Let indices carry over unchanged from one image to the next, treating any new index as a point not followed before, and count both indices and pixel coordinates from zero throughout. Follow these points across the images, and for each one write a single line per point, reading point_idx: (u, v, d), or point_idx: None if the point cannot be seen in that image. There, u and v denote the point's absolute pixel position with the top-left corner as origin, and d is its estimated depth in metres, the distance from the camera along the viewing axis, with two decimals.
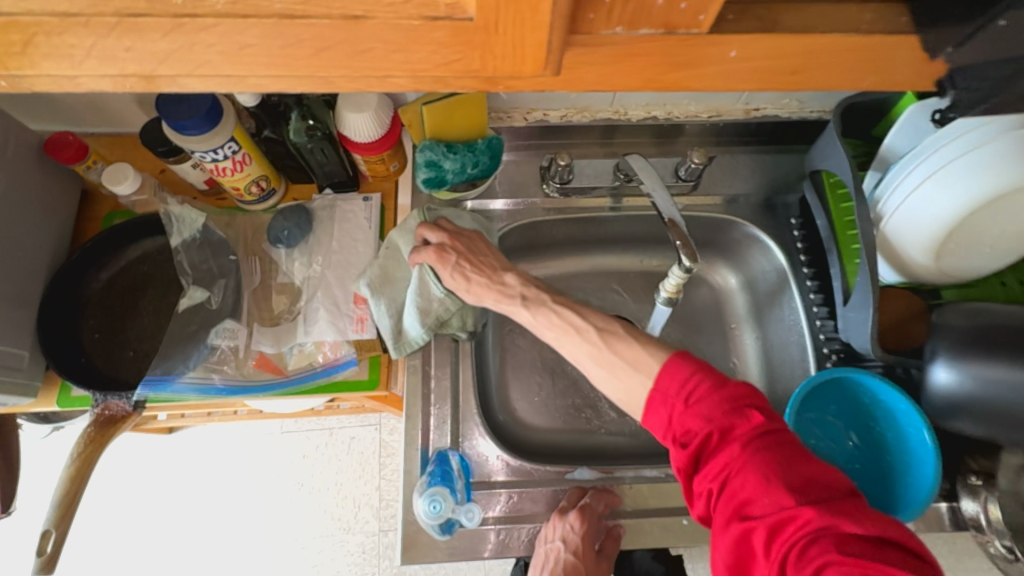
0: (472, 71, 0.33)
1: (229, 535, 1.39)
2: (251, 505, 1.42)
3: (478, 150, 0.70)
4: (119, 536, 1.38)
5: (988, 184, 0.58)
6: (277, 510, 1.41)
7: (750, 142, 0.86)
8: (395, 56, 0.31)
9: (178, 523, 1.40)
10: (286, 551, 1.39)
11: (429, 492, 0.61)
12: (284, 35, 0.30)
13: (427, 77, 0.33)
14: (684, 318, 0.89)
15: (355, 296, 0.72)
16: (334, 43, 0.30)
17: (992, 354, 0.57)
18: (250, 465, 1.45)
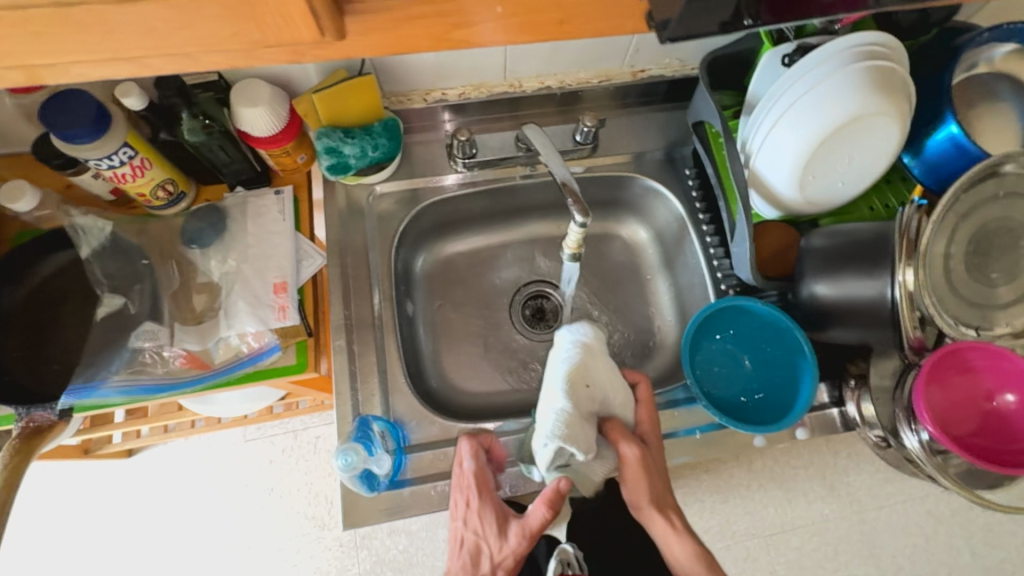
0: (256, 39, 0.40)
1: (202, 548, 1.39)
2: (222, 516, 1.42)
3: (375, 133, 0.74)
4: (90, 564, 1.38)
5: (830, 117, 0.65)
6: (248, 516, 1.42)
7: (643, 103, 0.91)
8: (181, 33, 0.38)
9: (148, 544, 1.39)
10: (262, 556, 1.40)
11: (343, 448, 0.63)
12: (66, 23, 0.36)
13: (224, 50, 0.40)
14: (603, 274, 0.95)
15: (274, 286, 0.74)
16: (116, 24, 0.36)
17: (848, 268, 0.64)
18: (216, 477, 1.44)
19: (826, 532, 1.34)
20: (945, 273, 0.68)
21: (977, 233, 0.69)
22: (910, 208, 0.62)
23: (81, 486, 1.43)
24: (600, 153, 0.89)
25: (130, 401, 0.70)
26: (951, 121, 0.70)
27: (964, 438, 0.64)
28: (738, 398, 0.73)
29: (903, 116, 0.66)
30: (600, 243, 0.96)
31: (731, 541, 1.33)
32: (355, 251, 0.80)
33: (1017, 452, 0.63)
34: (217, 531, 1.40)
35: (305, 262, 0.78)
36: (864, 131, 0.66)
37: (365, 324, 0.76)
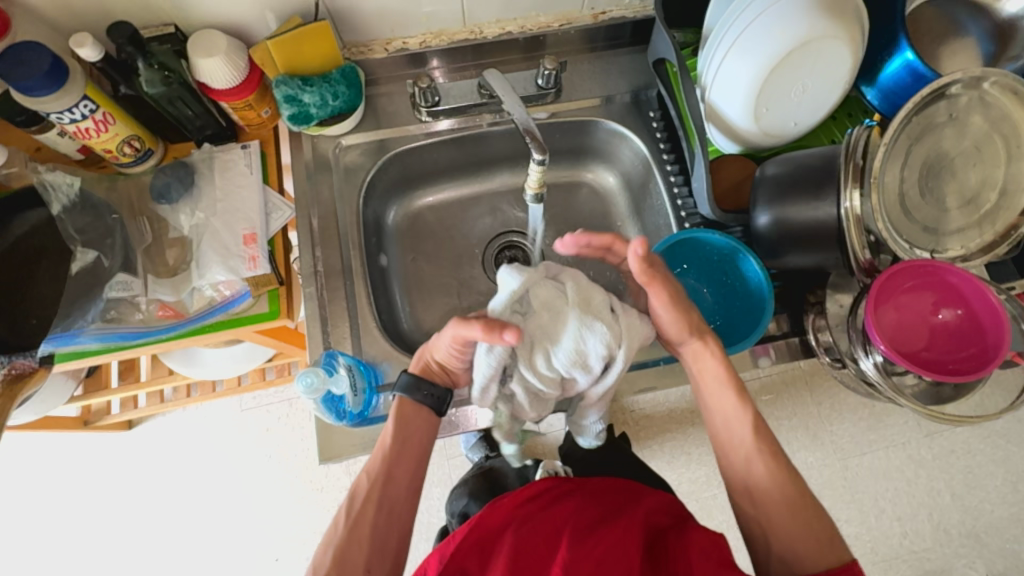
0: None
1: (204, 512, 1.44)
2: (222, 481, 1.46)
3: (334, 81, 0.75)
4: (99, 528, 1.44)
5: (780, 43, 0.65)
6: (247, 480, 1.45)
7: (606, 46, 0.91)
8: None
9: (153, 511, 1.44)
10: (262, 521, 1.43)
11: (304, 370, 0.65)
12: None
13: None
14: (573, 222, 0.96)
15: (244, 238, 0.76)
16: None
17: (798, 193, 0.66)
18: (214, 444, 1.48)
19: (810, 478, 1.36)
20: (898, 196, 0.69)
21: (929, 157, 0.70)
22: (859, 129, 0.63)
23: (85, 458, 1.48)
24: (565, 99, 0.89)
25: (109, 351, 0.73)
26: (906, 46, 0.70)
27: (916, 355, 0.66)
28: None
29: (853, 40, 0.66)
30: (568, 192, 0.97)
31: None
32: (324, 203, 0.82)
33: (964, 360, 0.66)
34: (218, 495, 1.45)
35: (274, 214, 0.80)
36: (815, 56, 0.67)
37: (335, 273, 0.79)
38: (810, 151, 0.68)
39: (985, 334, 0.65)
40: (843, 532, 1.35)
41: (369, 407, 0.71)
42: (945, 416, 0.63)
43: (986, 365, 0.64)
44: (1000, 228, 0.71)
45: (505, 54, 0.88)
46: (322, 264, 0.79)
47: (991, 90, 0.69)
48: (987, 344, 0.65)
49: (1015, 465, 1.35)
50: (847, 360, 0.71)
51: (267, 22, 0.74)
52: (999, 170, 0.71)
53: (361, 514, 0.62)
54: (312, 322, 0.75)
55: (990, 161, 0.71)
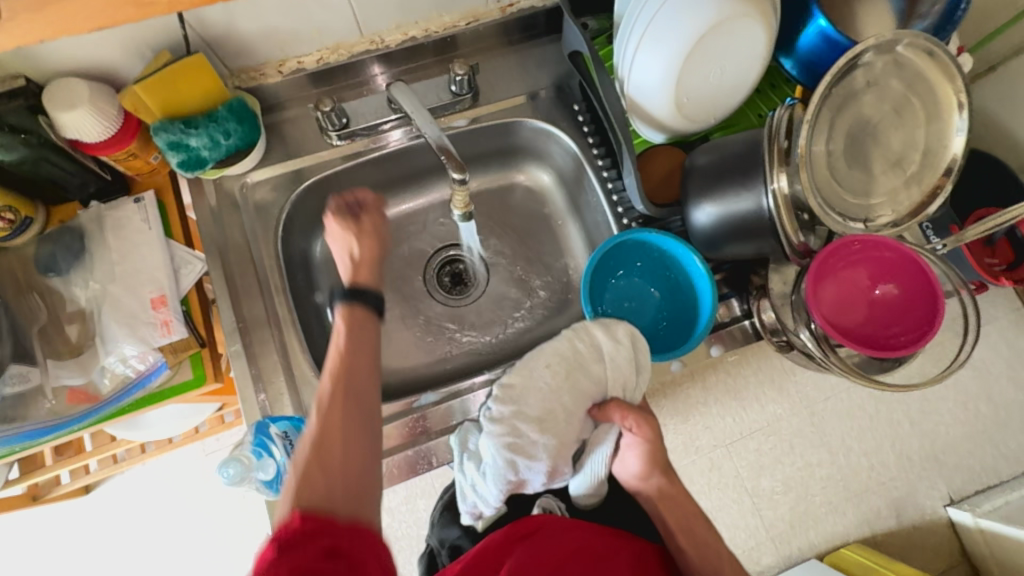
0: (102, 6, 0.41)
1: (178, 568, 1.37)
2: (195, 529, 1.39)
3: (221, 118, 0.67)
4: None
5: (689, 28, 0.62)
6: (221, 525, 1.39)
7: (520, 39, 0.86)
8: None
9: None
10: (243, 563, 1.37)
11: (224, 461, 0.62)
12: None
13: None
14: (512, 225, 0.93)
15: (152, 302, 0.69)
16: None
17: (727, 181, 0.64)
18: (180, 493, 1.41)
19: (780, 430, 1.31)
20: (826, 170, 0.69)
21: (852, 126, 0.69)
22: (780, 110, 0.62)
23: (41, 531, 1.39)
24: (484, 101, 0.84)
25: (18, 450, 0.67)
26: (818, 13, 0.68)
27: (857, 330, 0.66)
28: (644, 329, 0.74)
29: (765, 15, 0.64)
30: (503, 196, 0.93)
31: (696, 456, 1.28)
32: (237, 249, 0.75)
33: (900, 334, 0.66)
34: (190, 548, 1.38)
35: (184, 269, 0.73)
36: (728, 38, 0.64)
37: (261, 324, 0.73)
38: (735, 137, 0.66)
39: (919, 307, 0.65)
40: (817, 476, 1.31)
41: None
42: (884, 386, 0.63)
43: (919, 339, 0.64)
44: (926, 189, 0.71)
45: (413, 61, 0.82)
46: (244, 316, 0.73)
47: (904, 53, 0.68)
48: (921, 317, 0.65)
49: (965, 389, 1.38)
50: (791, 337, 0.70)
51: (136, 61, 0.66)
52: (920, 131, 0.71)
53: (307, 479, 0.48)
54: (244, 382, 0.70)
55: (911, 123, 0.70)
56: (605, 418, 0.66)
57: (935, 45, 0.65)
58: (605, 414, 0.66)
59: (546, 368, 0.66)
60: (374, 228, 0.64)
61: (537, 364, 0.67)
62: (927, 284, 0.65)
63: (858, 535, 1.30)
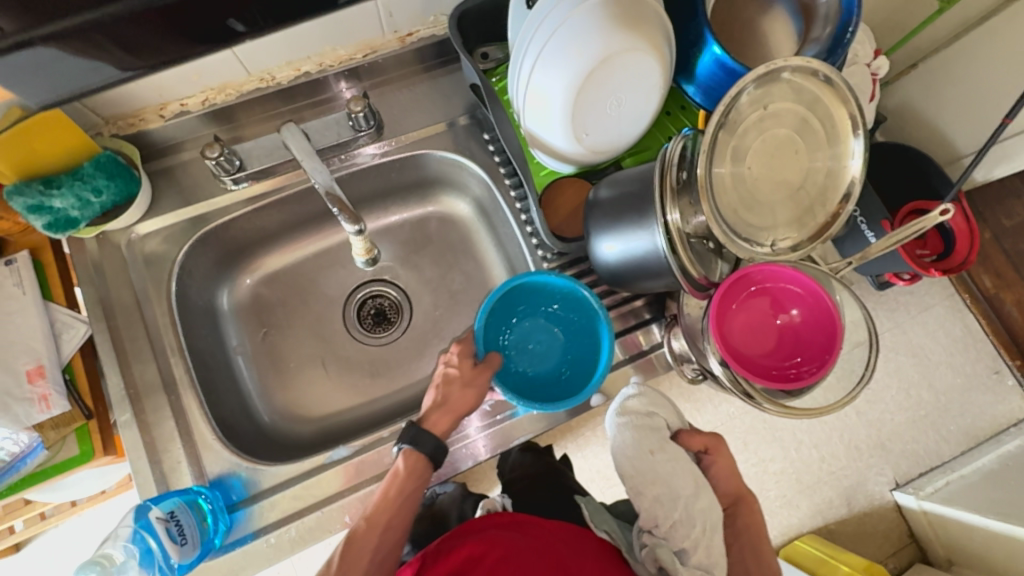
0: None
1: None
2: None
3: (87, 175, 0.62)
4: None
5: (576, 64, 0.61)
6: None
7: (423, 69, 0.83)
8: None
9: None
10: None
11: (125, 542, 0.59)
12: None
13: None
14: (436, 255, 0.90)
15: (29, 374, 0.64)
16: None
17: (626, 220, 0.63)
18: None
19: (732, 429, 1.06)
20: (735, 199, 0.67)
21: (755, 154, 0.69)
22: (673, 141, 0.62)
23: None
24: (391, 134, 0.81)
25: None
26: (711, 41, 0.66)
27: (760, 359, 0.67)
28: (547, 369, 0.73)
29: (655, 47, 0.63)
30: (421, 227, 0.90)
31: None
32: (124, 309, 0.70)
33: (802, 364, 0.67)
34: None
35: (66, 335, 0.68)
36: (619, 71, 0.63)
37: (155, 389, 0.68)
38: (635, 170, 0.66)
39: (819, 338, 0.67)
40: (770, 472, 1.06)
41: (222, 535, 0.64)
42: (788, 410, 0.64)
43: (809, 374, 0.66)
44: (829, 210, 0.71)
45: (315, 94, 0.79)
46: (135, 382, 0.68)
47: (795, 78, 0.68)
48: (821, 347, 0.66)
49: (980, 378, 1.08)
50: (703, 367, 0.71)
51: None
52: (818, 156, 0.71)
53: None
54: (136, 453, 0.65)
55: (808, 146, 0.71)
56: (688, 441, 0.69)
57: (827, 71, 0.66)
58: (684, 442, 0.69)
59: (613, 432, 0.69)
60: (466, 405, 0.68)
61: (622, 438, 0.66)
62: (830, 321, 0.66)
63: (813, 526, 1.06)
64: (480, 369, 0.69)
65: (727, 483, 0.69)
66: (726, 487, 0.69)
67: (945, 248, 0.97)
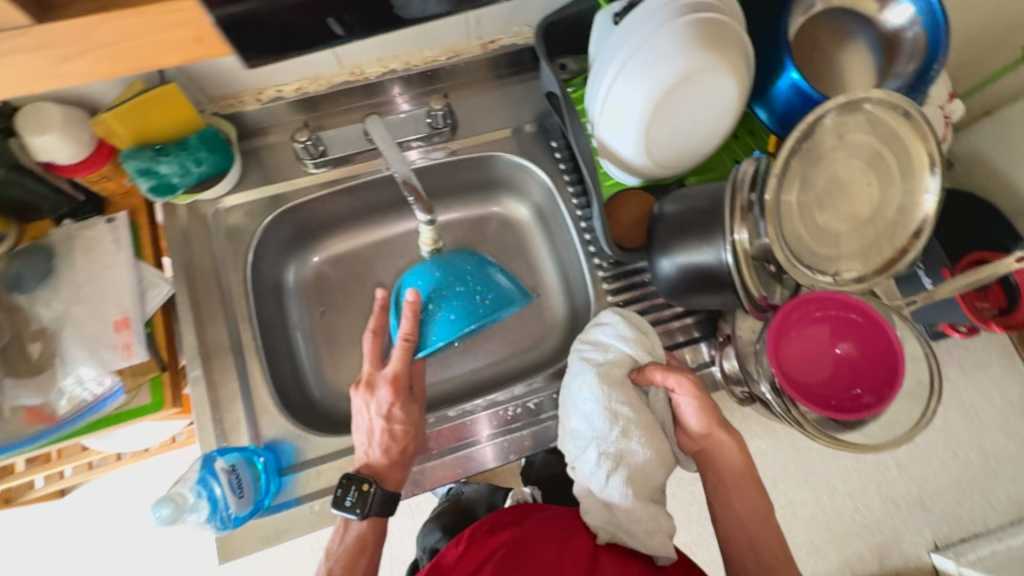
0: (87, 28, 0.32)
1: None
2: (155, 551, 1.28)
3: (192, 147, 0.68)
4: None
5: (657, 79, 0.63)
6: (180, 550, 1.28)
7: (499, 75, 0.87)
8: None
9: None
10: None
11: (193, 487, 0.62)
12: None
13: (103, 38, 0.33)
14: (491, 254, 0.92)
15: (116, 324, 0.70)
16: None
17: (692, 237, 0.64)
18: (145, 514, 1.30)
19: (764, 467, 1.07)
20: (803, 225, 0.67)
21: (827, 182, 0.69)
22: (747, 162, 0.63)
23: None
24: (463, 134, 0.84)
25: None
26: (791, 67, 0.67)
27: (817, 388, 0.66)
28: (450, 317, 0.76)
29: (736, 68, 0.65)
30: (480, 226, 0.93)
31: (675, 493, 1.11)
32: (204, 274, 0.75)
33: (860, 397, 0.66)
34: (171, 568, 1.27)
35: (151, 292, 0.74)
36: (698, 89, 0.65)
37: (224, 351, 0.73)
38: (704, 187, 0.67)
39: (878, 371, 0.66)
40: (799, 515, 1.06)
41: (271, 496, 0.67)
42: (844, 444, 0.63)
43: (870, 406, 0.65)
44: (898, 245, 0.70)
45: (396, 91, 0.83)
46: (207, 342, 0.73)
47: (875, 110, 0.68)
48: (880, 381, 0.66)
49: None
50: (753, 390, 0.71)
51: (111, 88, 0.67)
52: (891, 189, 0.70)
53: None
54: (201, 408, 0.70)
55: (882, 179, 0.70)
56: (646, 380, 0.67)
57: (907, 105, 0.66)
58: (646, 377, 0.66)
59: (587, 388, 0.66)
60: (413, 421, 0.68)
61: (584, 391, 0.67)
62: (892, 352, 0.65)
63: None
64: (418, 417, 0.69)
65: (699, 416, 0.65)
66: (700, 431, 0.66)
67: (1007, 302, 0.92)
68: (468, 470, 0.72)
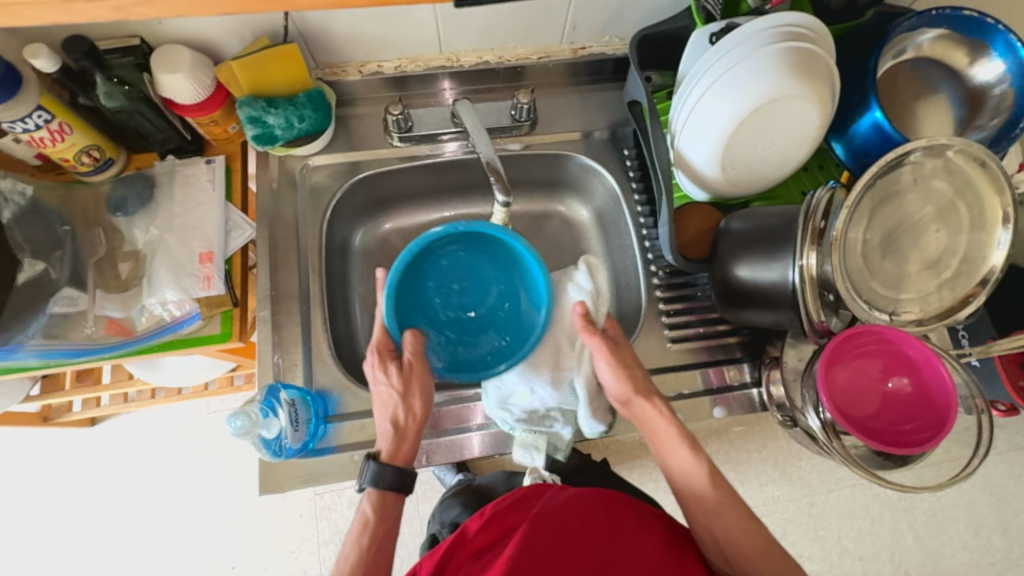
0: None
1: (155, 533, 1.29)
2: (172, 494, 1.31)
3: (299, 103, 0.75)
4: (42, 519, 1.30)
5: (745, 99, 0.66)
6: (195, 495, 1.31)
7: (582, 81, 0.91)
8: None
9: (92, 521, 1.30)
10: (210, 542, 1.28)
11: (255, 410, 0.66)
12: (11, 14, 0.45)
13: None
14: (546, 250, 0.95)
15: (199, 256, 0.74)
16: None
17: (757, 253, 0.66)
18: (168, 455, 1.34)
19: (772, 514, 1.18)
20: (868, 259, 0.68)
21: (896, 222, 0.70)
22: (821, 190, 0.62)
23: (18, 454, 1.33)
24: (540, 131, 0.88)
25: (45, 366, 0.71)
26: (875, 106, 0.69)
27: (862, 419, 0.68)
28: (468, 313, 0.75)
29: (821, 99, 0.67)
30: (540, 221, 0.96)
31: None
32: (285, 224, 0.80)
33: (907, 433, 0.67)
34: (179, 512, 1.30)
35: (234, 233, 0.78)
36: (782, 114, 0.67)
37: (292, 297, 0.77)
38: (776, 209, 0.68)
39: (928, 410, 0.67)
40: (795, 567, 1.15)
41: (315, 439, 0.70)
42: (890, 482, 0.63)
43: (921, 442, 0.66)
44: (959, 294, 0.70)
45: (484, 83, 0.88)
46: (278, 286, 0.77)
47: (957, 159, 0.69)
48: (930, 421, 0.67)
49: None
50: (798, 417, 0.71)
51: (236, 39, 0.72)
52: (960, 238, 0.71)
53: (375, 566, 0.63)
54: (264, 346, 0.74)
55: (952, 227, 0.71)
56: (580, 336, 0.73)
57: (987, 157, 0.67)
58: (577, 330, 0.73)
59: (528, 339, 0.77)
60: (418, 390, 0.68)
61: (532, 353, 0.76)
62: (944, 393, 0.66)
63: None
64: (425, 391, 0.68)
65: (615, 380, 0.70)
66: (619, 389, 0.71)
67: None
68: (459, 459, 0.76)
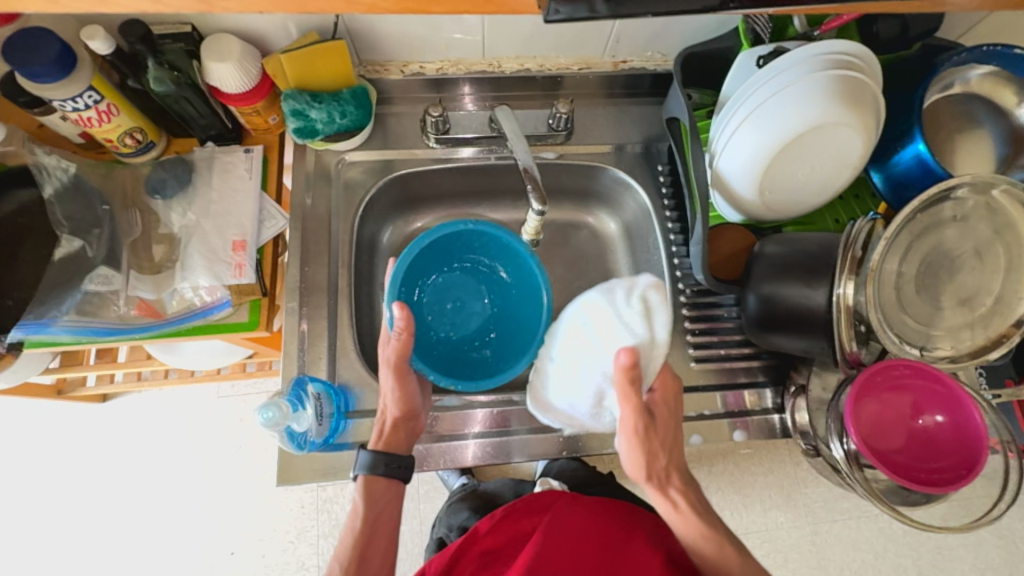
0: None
1: (158, 513, 1.29)
2: (177, 475, 1.32)
3: (343, 99, 0.76)
4: (48, 490, 1.30)
5: (790, 123, 0.66)
6: (200, 479, 1.32)
7: (620, 94, 0.91)
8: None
9: (97, 497, 1.30)
10: (213, 526, 1.28)
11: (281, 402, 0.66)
12: None
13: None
14: (571, 260, 0.95)
15: (233, 244, 0.75)
16: None
17: (792, 278, 0.66)
18: (176, 436, 1.34)
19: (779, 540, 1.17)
20: (903, 293, 0.68)
21: (934, 257, 0.69)
22: (861, 221, 0.62)
23: (29, 424, 1.34)
24: (575, 141, 0.88)
25: (74, 342, 0.72)
26: (919, 138, 0.69)
27: (890, 454, 0.67)
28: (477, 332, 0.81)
29: (866, 128, 0.67)
30: (568, 231, 0.96)
31: None
32: (317, 217, 0.81)
33: (934, 471, 0.67)
34: (182, 493, 1.30)
35: (267, 223, 0.79)
36: (826, 141, 0.67)
37: (319, 291, 0.77)
38: (812, 235, 0.68)
39: (959, 451, 0.67)
40: None
41: (335, 434, 0.70)
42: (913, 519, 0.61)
43: (950, 482, 0.65)
44: (993, 334, 0.69)
45: (523, 90, 0.88)
46: (307, 279, 0.78)
47: (1000, 198, 0.68)
48: (959, 461, 0.66)
49: None
50: (822, 448, 0.70)
51: (285, 33, 0.73)
52: (998, 278, 0.70)
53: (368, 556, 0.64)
54: (290, 338, 0.74)
55: (989, 266, 0.70)
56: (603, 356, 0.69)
57: None
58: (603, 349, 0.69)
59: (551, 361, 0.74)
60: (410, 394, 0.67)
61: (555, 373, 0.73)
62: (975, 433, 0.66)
63: None
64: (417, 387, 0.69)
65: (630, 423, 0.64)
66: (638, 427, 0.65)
67: None
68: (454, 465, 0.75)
